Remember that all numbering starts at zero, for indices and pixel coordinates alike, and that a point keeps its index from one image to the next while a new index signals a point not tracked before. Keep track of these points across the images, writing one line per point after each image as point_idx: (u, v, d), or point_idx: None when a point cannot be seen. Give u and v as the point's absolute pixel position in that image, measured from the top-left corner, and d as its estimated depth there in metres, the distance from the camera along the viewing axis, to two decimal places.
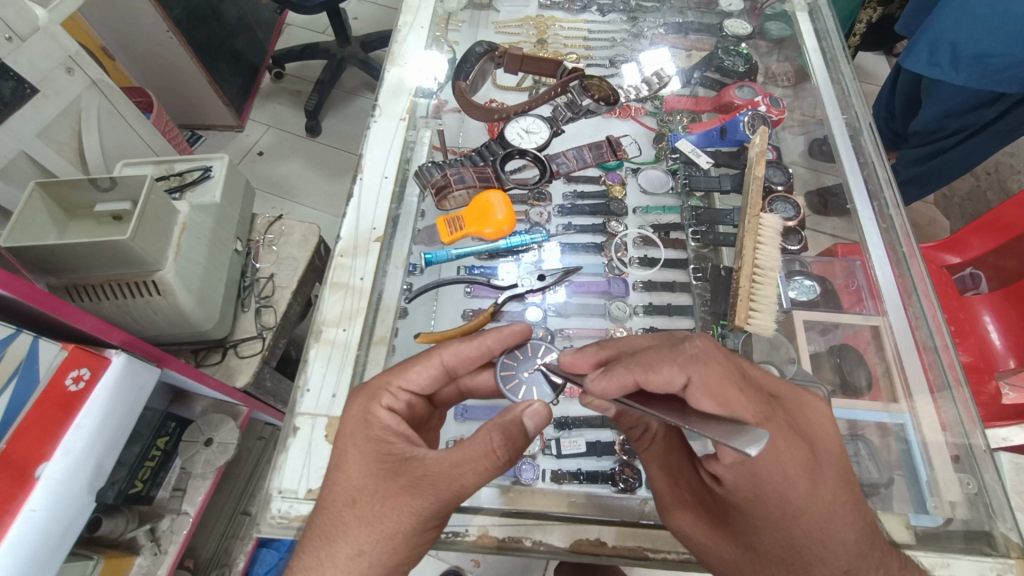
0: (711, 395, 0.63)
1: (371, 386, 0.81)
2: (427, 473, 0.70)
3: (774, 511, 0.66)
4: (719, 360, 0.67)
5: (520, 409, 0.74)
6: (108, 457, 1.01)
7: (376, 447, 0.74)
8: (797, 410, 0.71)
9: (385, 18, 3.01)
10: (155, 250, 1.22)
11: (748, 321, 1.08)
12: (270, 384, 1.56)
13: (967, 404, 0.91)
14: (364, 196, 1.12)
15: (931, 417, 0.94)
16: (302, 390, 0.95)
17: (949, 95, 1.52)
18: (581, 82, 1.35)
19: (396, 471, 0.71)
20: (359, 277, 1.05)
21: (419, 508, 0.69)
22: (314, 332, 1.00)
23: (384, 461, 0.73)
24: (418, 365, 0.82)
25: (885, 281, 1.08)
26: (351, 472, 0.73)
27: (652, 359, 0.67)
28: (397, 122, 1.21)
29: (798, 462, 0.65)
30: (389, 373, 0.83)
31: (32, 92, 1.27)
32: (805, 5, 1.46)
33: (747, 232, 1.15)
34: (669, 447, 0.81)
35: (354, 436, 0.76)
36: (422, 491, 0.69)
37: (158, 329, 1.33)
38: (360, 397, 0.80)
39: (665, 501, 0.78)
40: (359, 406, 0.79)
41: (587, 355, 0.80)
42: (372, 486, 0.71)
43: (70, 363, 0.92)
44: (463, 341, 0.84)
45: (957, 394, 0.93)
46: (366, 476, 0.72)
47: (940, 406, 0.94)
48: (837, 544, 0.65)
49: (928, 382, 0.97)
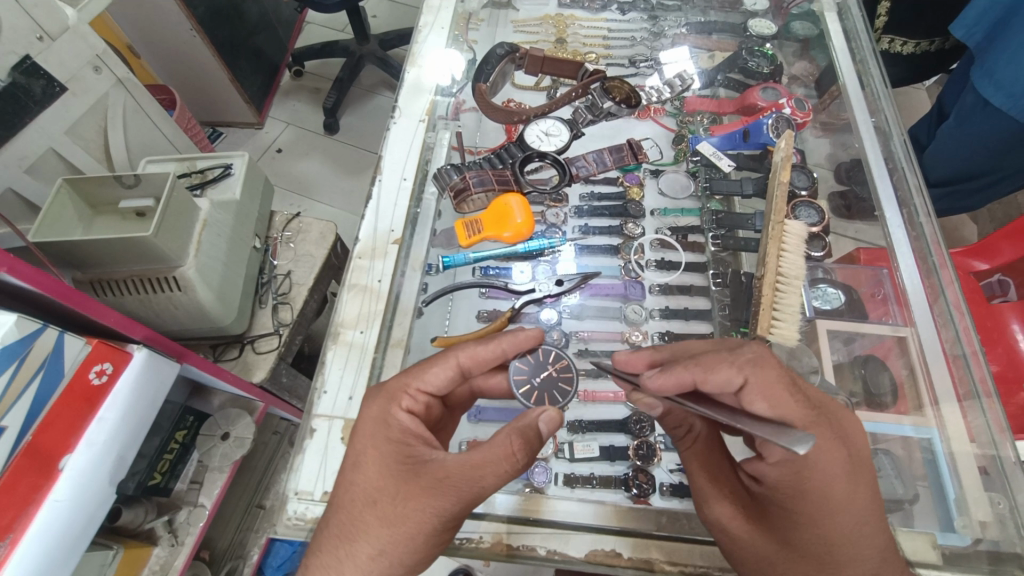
0: (765, 394, 0.69)
1: (389, 388, 0.81)
2: (449, 476, 0.70)
3: (813, 508, 0.70)
4: (776, 367, 0.71)
5: (535, 413, 0.74)
6: (128, 449, 1.03)
7: (396, 449, 0.75)
8: (839, 416, 0.74)
9: (403, 16, 3.02)
10: (176, 247, 1.25)
11: (770, 330, 1.04)
12: (287, 379, 1.58)
13: (996, 415, 0.89)
14: (382, 198, 1.13)
15: (957, 426, 0.91)
16: (319, 391, 0.96)
17: (970, 136, 1.49)
18: (603, 84, 1.36)
19: (415, 473, 0.72)
20: (377, 278, 1.06)
21: (440, 509, 0.70)
22: (331, 333, 1.01)
23: (403, 463, 0.73)
24: (435, 366, 0.81)
25: (913, 289, 1.05)
26: (370, 473, 0.74)
27: (710, 362, 0.73)
28: (416, 124, 1.21)
29: (841, 465, 0.69)
30: (407, 374, 0.83)
31: (61, 90, 1.31)
32: (834, 5, 1.43)
33: (770, 239, 1.11)
34: (710, 445, 0.83)
35: (374, 438, 0.76)
36: (442, 492, 0.70)
37: (179, 324, 1.37)
38: (379, 398, 0.80)
39: (703, 494, 0.81)
40: (378, 408, 0.79)
41: (643, 356, 0.87)
42: (393, 488, 0.72)
43: (94, 357, 0.94)
44: (479, 343, 0.83)
45: (986, 404, 0.90)
46: (384, 477, 0.73)
47: (967, 414, 0.91)
48: (867, 536, 0.70)
49: (955, 390, 0.94)
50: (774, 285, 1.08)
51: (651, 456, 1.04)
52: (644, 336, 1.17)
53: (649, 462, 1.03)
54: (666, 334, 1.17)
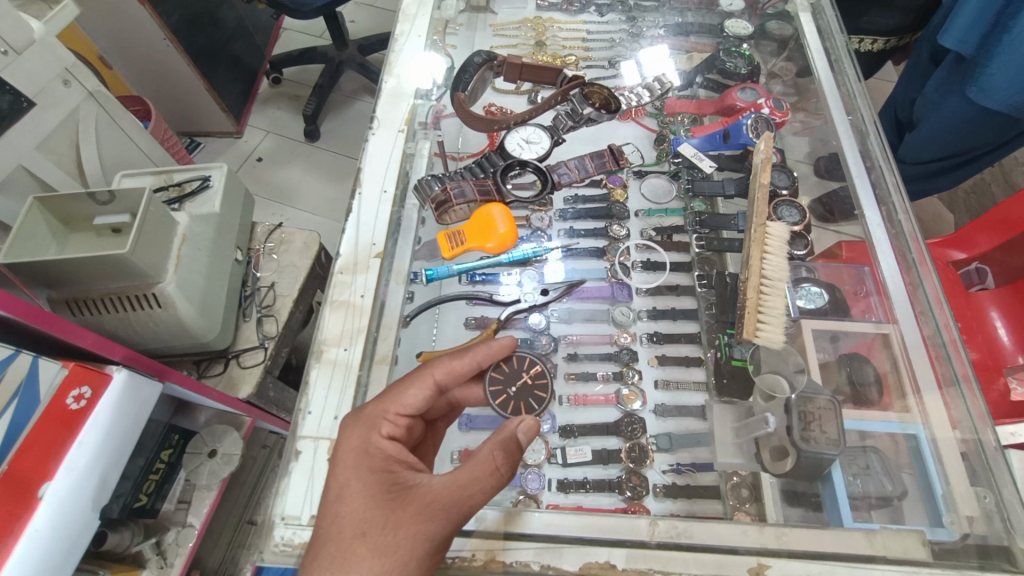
0: None
1: (369, 415, 0.81)
2: (435, 500, 0.70)
3: None
4: None
5: (514, 424, 0.76)
6: (111, 474, 1.00)
7: (381, 478, 0.74)
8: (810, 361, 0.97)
9: (382, 20, 3.01)
10: (156, 263, 1.23)
11: (756, 333, 1.01)
12: (273, 393, 1.56)
13: (976, 400, 0.91)
14: (363, 210, 1.09)
15: (939, 414, 0.93)
16: (303, 411, 0.92)
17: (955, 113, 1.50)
18: (581, 90, 1.33)
19: (401, 501, 0.71)
20: (359, 293, 1.02)
21: (430, 533, 0.69)
22: (314, 352, 0.97)
23: (388, 492, 0.73)
24: (413, 387, 0.82)
25: (892, 281, 1.06)
26: (355, 505, 0.72)
27: None
28: (396, 134, 1.18)
29: None
30: (385, 400, 0.82)
31: (29, 105, 1.27)
32: (807, 5, 1.44)
33: (753, 241, 1.08)
34: None
35: (357, 469, 0.75)
36: (430, 516, 0.69)
37: (160, 342, 1.34)
38: (359, 425, 0.80)
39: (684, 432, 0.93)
40: (358, 439, 0.78)
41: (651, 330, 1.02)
42: (378, 517, 0.70)
43: (70, 380, 0.91)
44: (453, 358, 0.84)
45: (966, 389, 0.92)
46: (371, 508, 0.71)
47: (948, 402, 0.93)
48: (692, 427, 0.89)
49: (935, 378, 0.96)
50: (759, 289, 1.05)
51: (644, 458, 1.04)
52: (632, 338, 1.18)
53: (642, 465, 1.04)
54: (652, 336, 1.18)
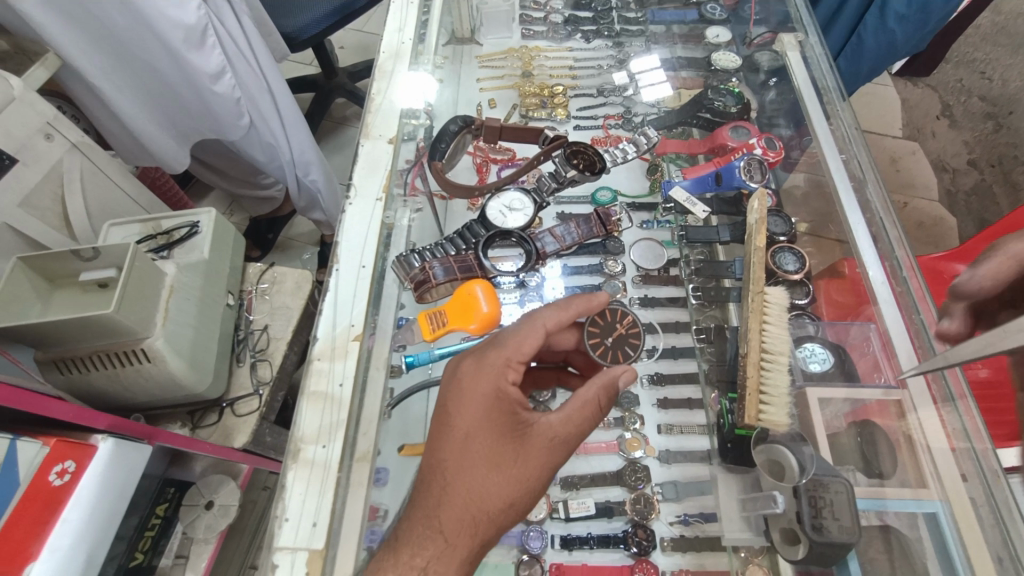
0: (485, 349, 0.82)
1: (484, 359, 0.80)
2: (556, 436, 0.78)
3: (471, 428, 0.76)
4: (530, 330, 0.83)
5: (617, 372, 0.85)
6: (98, 548, 0.97)
7: (491, 412, 0.77)
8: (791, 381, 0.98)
9: (371, 46, 3.01)
10: (141, 319, 1.20)
11: (759, 417, 0.96)
12: (270, 439, 1.53)
13: (972, 416, 0.87)
14: (340, 288, 0.98)
15: (936, 432, 0.88)
16: (279, 520, 0.80)
17: None
18: (565, 150, 1.27)
19: (512, 441, 0.76)
20: (338, 383, 0.90)
21: (547, 466, 0.77)
22: (291, 451, 0.85)
23: (501, 433, 0.76)
24: (525, 334, 0.82)
25: (895, 329, 0.99)
26: (466, 444, 0.75)
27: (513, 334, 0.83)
28: (373, 203, 1.07)
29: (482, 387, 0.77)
30: (498, 348, 0.81)
31: (10, 162, 1.25)
32: (795, 42, 1.38)
33: (751, 311, 1.04)
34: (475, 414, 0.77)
35: (467, 407, 0.77)
36: (548, 452, 0.77)
37: (149, 395, 1.31)
38: (471, 364, 0.80)
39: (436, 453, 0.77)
40: (488, 382, 0.78)
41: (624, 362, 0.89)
42: (489, 457, 0.74)
43: (52, 458, 0.88)
44: (558, 309, 0.87)
45: (961, 405, 0.88)
46: (490, 443, 0.75)
47: (945, 420, 0.89)
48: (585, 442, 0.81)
49: (931, 395, 0.91)
50: (759, 365, 1.00)
51: (649, 510, 1.03)
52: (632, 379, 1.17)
53: (647, 518, 1.02)
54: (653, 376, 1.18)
